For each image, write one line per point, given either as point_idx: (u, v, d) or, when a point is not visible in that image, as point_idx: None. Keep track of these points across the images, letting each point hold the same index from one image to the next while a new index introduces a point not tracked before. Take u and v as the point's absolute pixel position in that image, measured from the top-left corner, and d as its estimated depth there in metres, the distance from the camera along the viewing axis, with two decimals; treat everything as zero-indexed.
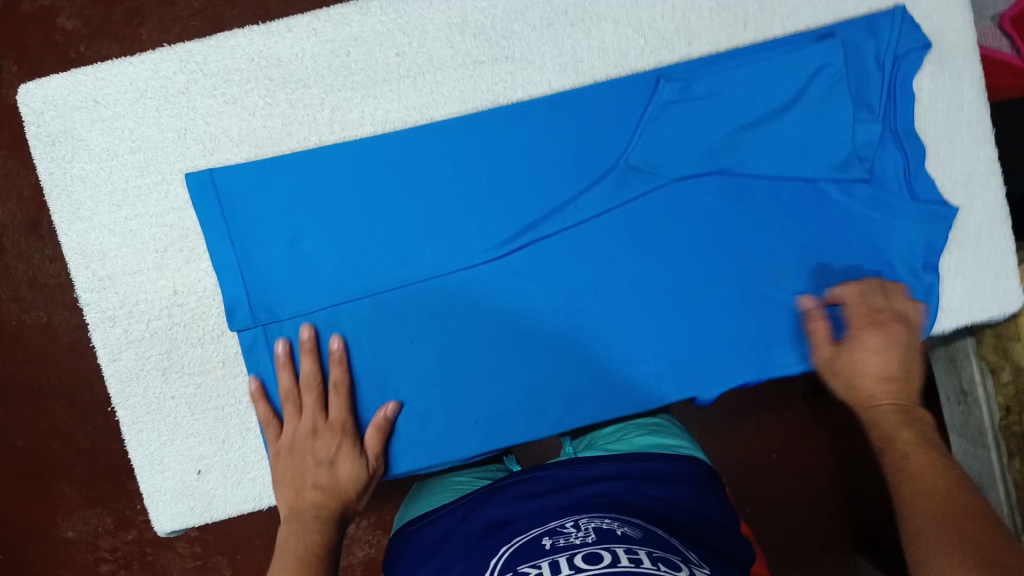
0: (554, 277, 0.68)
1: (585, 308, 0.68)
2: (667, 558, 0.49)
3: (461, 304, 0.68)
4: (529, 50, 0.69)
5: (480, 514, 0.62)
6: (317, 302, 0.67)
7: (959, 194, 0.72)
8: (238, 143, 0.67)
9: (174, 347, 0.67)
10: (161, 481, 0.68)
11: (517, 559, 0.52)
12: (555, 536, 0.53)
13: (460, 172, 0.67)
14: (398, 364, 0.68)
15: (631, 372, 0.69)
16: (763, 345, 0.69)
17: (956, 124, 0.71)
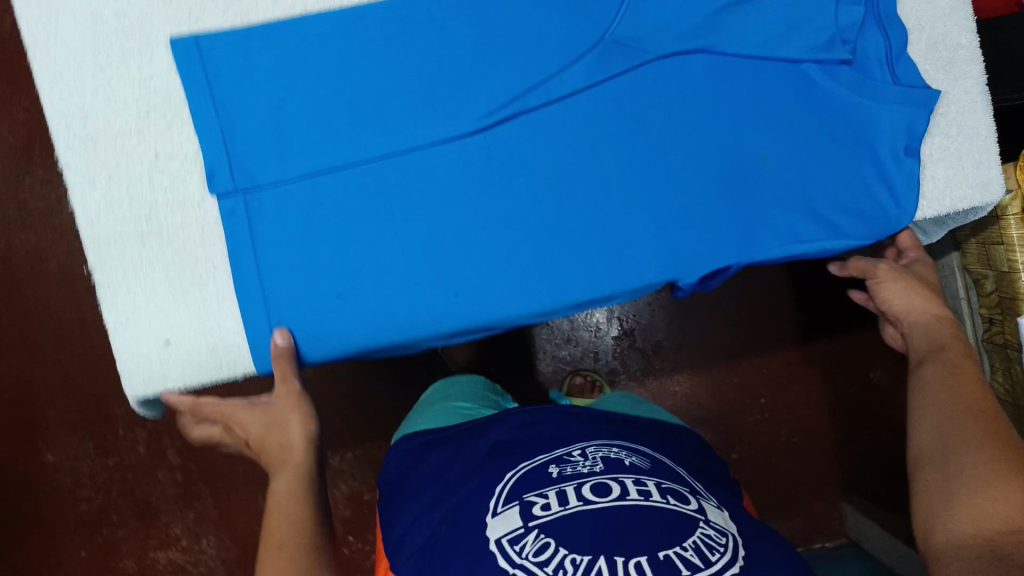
0: (537, 149, 0.70)
1: (569, 183, 0.70)
2: (673, 491, 0.59)
3: (447, 174, 0.69)
4: None
5: (492, 436, 0.72)
6: (297, 169, 0.67)
7: (942, 79, 0.74)
8: (224, 10, 0.67)
9: (153, 211, 0.67)
10: (135, 345, 0.69)
11: (525, 487, 0.60)
12: (563, 465, 0.63)
13: (447, 43, 0.69)
14: (382, 234, 0.68)
15: (616, 246, 0.70)
16: (745, 221, 0.72)
17: (938, 10, 0.74)
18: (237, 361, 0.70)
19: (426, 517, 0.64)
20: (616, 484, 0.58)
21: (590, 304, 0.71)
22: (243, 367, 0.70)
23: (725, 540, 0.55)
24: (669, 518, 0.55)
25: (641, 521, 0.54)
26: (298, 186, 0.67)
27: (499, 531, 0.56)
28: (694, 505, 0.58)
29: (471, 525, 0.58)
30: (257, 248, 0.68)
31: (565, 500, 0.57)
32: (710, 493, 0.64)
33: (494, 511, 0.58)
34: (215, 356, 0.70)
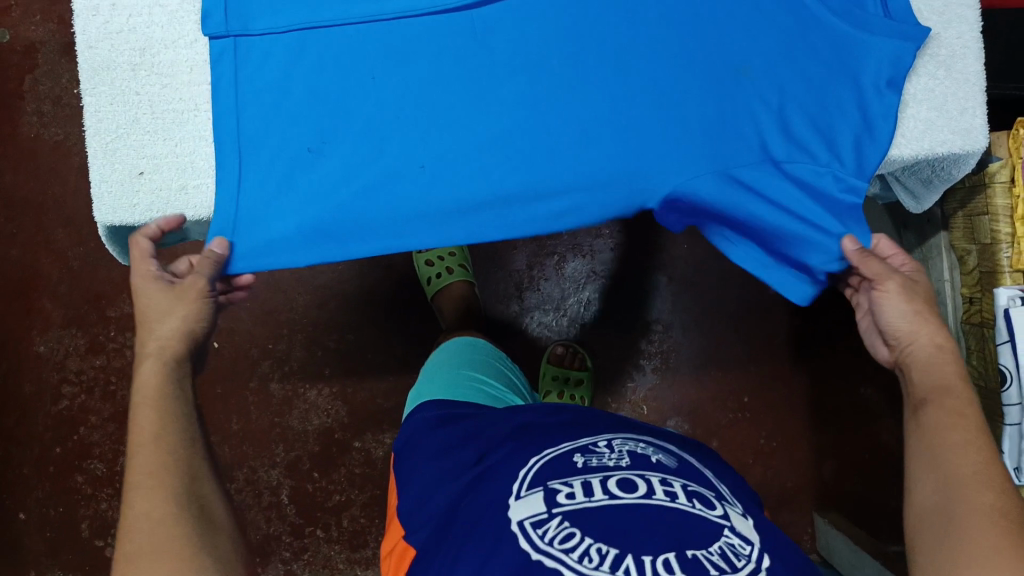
0: (524, 35, 0.73)
1: (552, 71, 0.73)
2: (699, 494, 0.58)
3: (437, 47, 0.72)
4: None
5: (511, 421, 0.75)
6: (291, 20, 0.70)
7: (935, 21, 0.76)
8: None
9: (148, 45, 0.71)
10: (110, 172, 0.71)
11: (549, 473, 0.61)
12: (589, 455, 0.63)
13: None
14: (369, 96, 0.72)
15: (592, 142, 0.73)
16: (724, 135, 0.72)
17: None
18: (203, 203, 0.73)
19: (442, 490, 0.67)
20: (643, 482, 0.58)
21: (559, 197, 0.73)
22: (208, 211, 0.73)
23: (749, 548, 0.53)
24: (689, 521, 0.54)
25: (652, 525, 0.53)
26: (289, 36, 0.70)
27: (523, 513, 0.55)
28: (720, 511, 0.57)
29: (493, 501, 0.59)
30: (241, 90, 0.70)
31: (591, 491, 0.56)
32: (736, 499, 0.63)
33: (517, 494, 0.58)
34: (183, 194, 0.72)
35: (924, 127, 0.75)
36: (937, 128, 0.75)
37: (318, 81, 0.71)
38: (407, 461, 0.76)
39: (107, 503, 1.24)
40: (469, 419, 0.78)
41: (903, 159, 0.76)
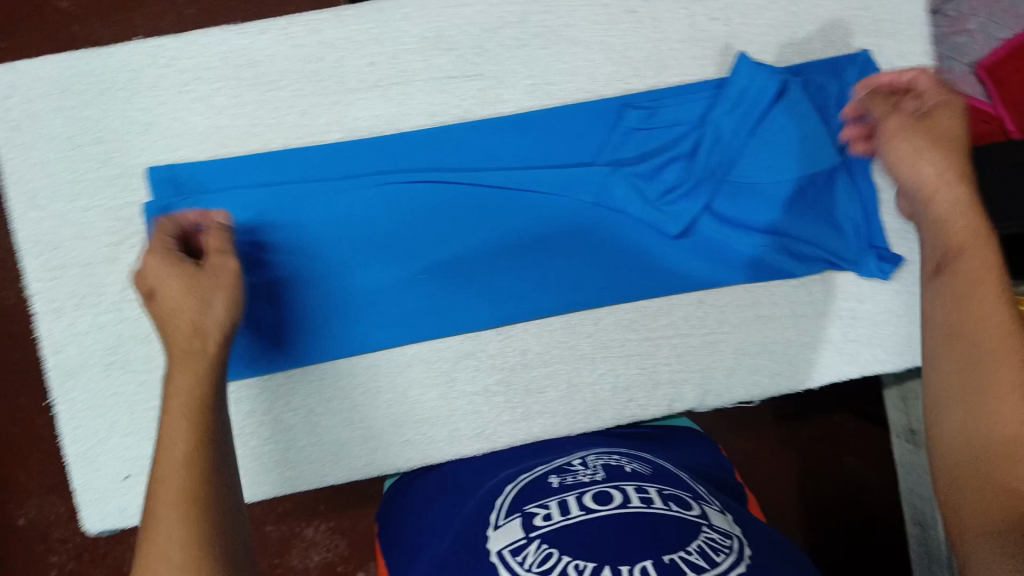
0: (507, 264, 0.71)
1: (546, 270, 0.71)
2: (677, 496, 0.57)
3: (415, 288, 0.70)
4: (501, 69, 0.68)
5: (496, 467, 0.67)
6: (265, 291, 0.68)
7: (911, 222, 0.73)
8: (202, 141, 0.67)
9: (119, 343, 0.68)
10: (95, 478, 0.69)
11: (526, 499, 0.59)
12: (563, 476, 0.62)
13: (414, 184, 0.69)
14: (341, 331, 0.70)
15: (601, 362, 0.73)
16: (739, 329, 0.73)
17: None
18: None
19: (455, 523, 0.60)
20: (619, 490, 0.56)
21: (589, 416, 0.73)
22: None
23: (728, 544, 0.52)
24: (667, 526, 0.52)
25: (624, 532, 0.51)
26: (259, 297, 0.68)
27: (502, 542, 0.54)
28: (696, 511, 0.55)
29: (475, 529, 0.57)
30: None
31: (567, 509, 0.55)
32: (713, 494, 0.62)
33: (497, 522, 0.56)
34: None
35: (825, 355, 0.74)
36: (867, 355, 0.74)
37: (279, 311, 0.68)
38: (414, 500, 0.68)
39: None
40: (434, 472, 0.70)
41: None
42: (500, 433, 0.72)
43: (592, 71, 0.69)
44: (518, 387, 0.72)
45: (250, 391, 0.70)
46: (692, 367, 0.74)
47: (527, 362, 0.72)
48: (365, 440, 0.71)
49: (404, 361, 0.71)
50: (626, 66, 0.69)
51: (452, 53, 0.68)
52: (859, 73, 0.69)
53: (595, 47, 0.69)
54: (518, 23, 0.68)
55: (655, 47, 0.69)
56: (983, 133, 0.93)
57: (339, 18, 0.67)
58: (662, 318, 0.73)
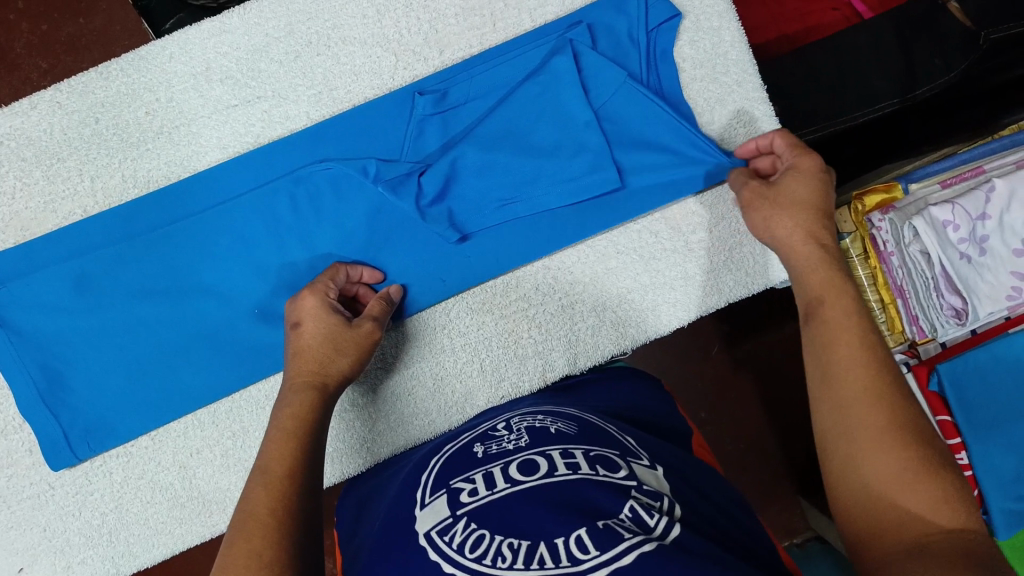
0: None
1: (385, 267, 0.69)
2: (605, 457, 0.51)
3: (249, 320, 0.68)
4: (280, 85, 0.68)
5: (411, 458, 0.63)
6: (102, 359, 0.67)
7: (740, 142, 0.70)
8: (3, 228, 0.67)
9: None
10: None
11: (449, 474, 0.54)
12: (488, 445, 0.57)
13: (223, 219, 0.67)
14: (184, 379, 0.68)
15: (459, 349, 0.70)
16: (595, 278, 0.70)
17: (723, 68, 0.70)
18: (94, 573, 0.67)
19: (383, 516, 0.54)
20: (544, 457, 0.51)
21: (462, 405, 0.69)
22: None
23: (659, 504, 0.47)
24: (592, 493, 0.47)
25: (545, 503, 0.46)
26: (96, 366, 0.67)
27: (430, 523, 0.48)
28: (626, 471, 0.50)
29: (397, 515, 0.51)
30: (66, 430, 0.66)
31: (493, 483, 0.50)
32: (641, 439, 0.56)
33: (421, 504, 0.51)
34: (70, 573, 0.67)
35: (689, 288, 0.71)
36: (729, 280, 0.70)
37: (122, 373, 0.67)
38: (348, 506, 0.61)
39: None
40: (367, 475, 0.65)
41: None
42: (379, 445, 0.69)
43: (373, 66, 0.68)
44: (386, 396, 0.69)
45: (116, 461, 0.67)
46: (556, 330, 0.70)
47: (385, 370, 0.69)
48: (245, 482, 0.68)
49: (262, 397, 0.68)
50: (406, 53, 0.69)
51: (226, 82, 0.67)
52: (640, 2, 0.68)
53: (371, 42, 0.68)
54: (284, 37, 0.68)
55: (430, 28, 0.69)
56: (836, 23, 0.85)
57: (105, 75, 0.67)
58: (512, 294, 0.70)
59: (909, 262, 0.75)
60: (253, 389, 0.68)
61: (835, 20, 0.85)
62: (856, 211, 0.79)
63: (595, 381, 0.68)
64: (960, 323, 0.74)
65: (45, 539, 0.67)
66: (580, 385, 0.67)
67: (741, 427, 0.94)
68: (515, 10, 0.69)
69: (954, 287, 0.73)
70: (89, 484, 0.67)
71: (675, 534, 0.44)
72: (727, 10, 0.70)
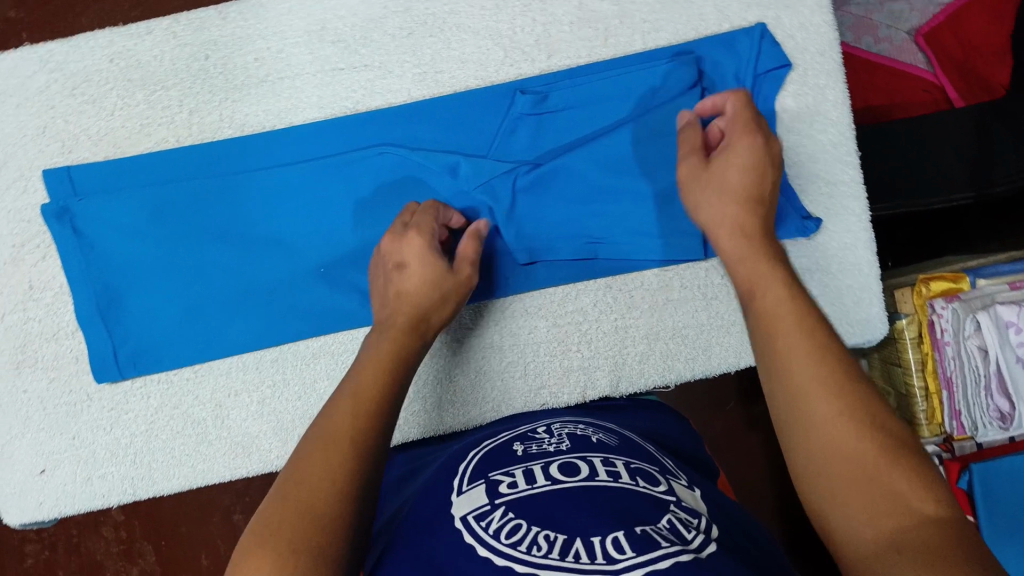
0: None
1: None
2: (646, 472, 0.52)
3: (311, 278, 0.69)
4: (388, 58, 0.69)
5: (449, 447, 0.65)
6: (163, 287, 0.68)
7: (823, 204, 0.70)
8: (96, 142, 0.68)
9: (28, 341, 0.68)
10: (11, 474, 0.68)
11: (488, 466, 0.55)
12: (529, 443, 0.58)
13: (307, 176, 0.68)
14: (236, 322, 0.69)
15: (506, 347, 0.70)
16: (652, 306, 0.71)
17: (820, 129, 0.70)
18: (111, 489, 0.68)
19: (414, 505, 0.54)
20: (585, 461, 0.52)
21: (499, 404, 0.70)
22: (117, 497, 0.68)
23: (697, 522, 0.48)
24: (631, 502, 0.48)
25: (587, 502, 0.47)
26: (156, 291, 0.68)
27: (467, 508, 0.49)
28: (666, 487, 0.51)
29: (436, 498, 0.52)
30: (116, 348, 0.68)
31: (532, 478, 0.51)
32: (679, 467, 0.56)
33: (458, 491, 0.52)
34: (89, 485, 0.68)
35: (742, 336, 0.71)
36: None
37: (179, 303, 0.69)
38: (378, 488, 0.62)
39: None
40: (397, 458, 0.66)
41: (875, 320, 0.70)
42: (408, 425, 0.69)
43: (482, 56, 0.69)
44: (427, 379, 0.70)
45: (156, 388, 0.69)
46: (606, 349, 0.70)
47: (432, 352, 0.70)
48: (275, 434, 0.69)
49: (309, 353, 0.69)
50: (516, 50, 0.69)
51: (337, 44, 0.69)
52: (755, 46, 0.69)
53: (483, 33, 0.69)
54: (401, 13, 0.69)
55: (543, 31, 0.69)
56: (925, 104, 0.85)
57: (223, 16, 0.68)
58: (569, 305, 0.70)
59: (963, 355, 0.75)
60: (302, 344, 0.69)
61: (926, 101, 0.85)
62: (918, 294, 0.77)
63: (632, 408, 0.68)
64: (1003, 427, 0.75)
65: (72, 447, 0.68)
66: (620, 411, 0.67)
67: (752, 484, 0.94)
68: (629, 31, 0.70)
69: (1005, 390, 0.74)
70: (126, 404, 0.69)
71: (710, 548, 0.45)
72: (836, 71, 0.70)
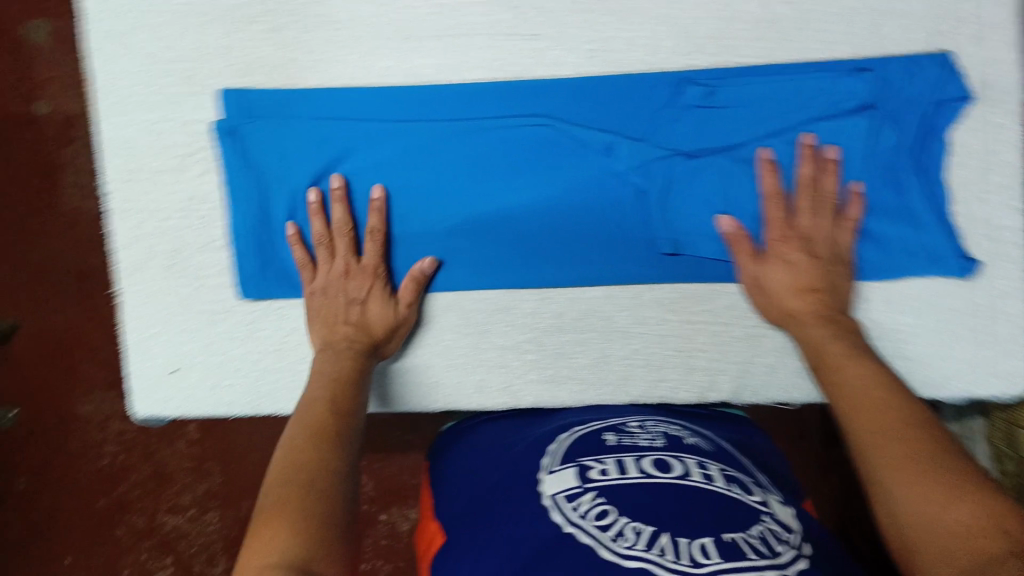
0: (551, 221, 0.71)
1: (592, 232, 0.70)
2: (740, 481, 0.53)
3: (456, 233, 0.71)
4: (563, 31, 0.69)
5: (540, 423, 0.70)
6: (312, 221, 0.71)
7: (978, 247, 0.68)
8: (270, 71, 0.70)
9: (180, 248, 0.72)
10: (146, 365, 0.74)
11: (580, 451, 0.58)
12: (621, 434, 0.61)
13: (466, 135, 0.70)
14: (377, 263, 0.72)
15: (632, 333, 0.73)
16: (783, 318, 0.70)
17: (989, 169, 0.68)
18: (236, 398, 0.73)
19: (501, 478, 0.59)
20: (678, 462, 0.54)
21: (613, 388, 0.74)
22: (239, 407, 0.73)
23: (790, 536, 0.47)
24: (720, 507, 0.49)
25: (672, 501, 0.49)
26: (305, 222, 0.71)
27: (557, 488, 0.53)
28: (760, 497, 0.52)
29: (523, 476, 0.57)
30: (261, 270, 0.71)
31: (625, 468, 0.54)
32: (777, 486, 0.57)
33: (549, 470, 0.56)
34: (216, 391, 0.73)
35: None
36: (919, 374, 0.68)
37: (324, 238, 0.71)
38: (465, 457, 0.67)
39: (148, 554, 1.23)
40: (489, 424, 0.72)
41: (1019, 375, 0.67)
42: (525, 392, 0.74)
43: (656, 42, 0.68)
44: (547, 350, 0.73)
45: (293, 312, 0.72)
46: (729, 354, 0.72)
47: (557, 327, 0.73)
48: (398, 376, 0.74)
49: (442, 307, 0.73)
50: (690, 41, 0.68)
51: (515, 9, 0.69)
52: (938, 73, 0.67)
53: (660, 19, 0.68)
54: None
55: (723, 25, 0.68)
56: None
57: None
58: (702, 304, 0.71)
59: None
60: (438, 296, 0.73)
61: None
62: None
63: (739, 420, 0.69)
64: None
65: (206, 354, 0.73)
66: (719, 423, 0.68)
67: (829, 507, 0.94)
68: (809, 38, 0.68)
69: None
70: (263, 322, 0.72)
71: (800, 567, 0.44)
72: (1017, 113, 0.68)
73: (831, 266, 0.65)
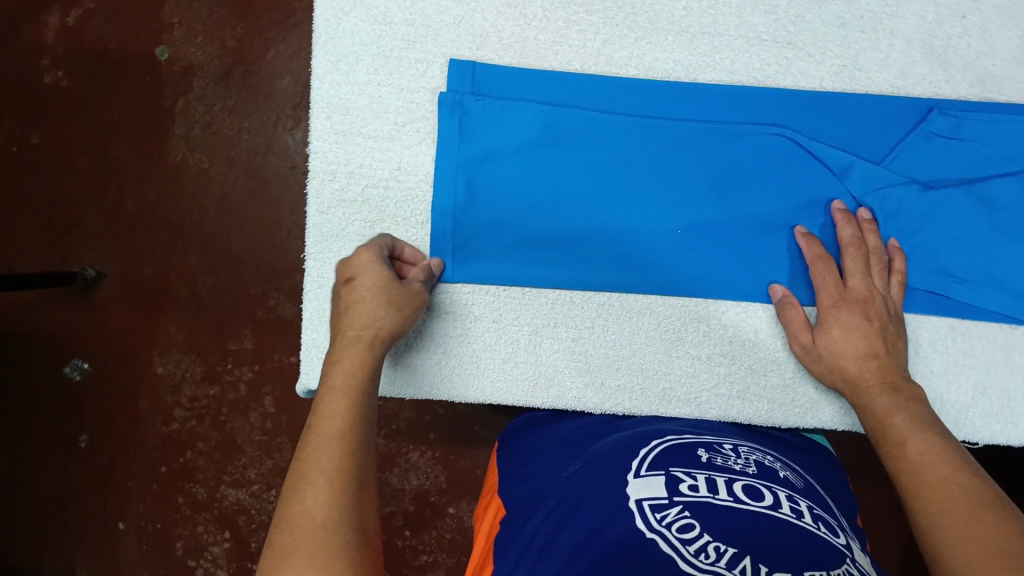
0: (770, 231, 0.68)
1: None
2: (827, 521, 0.47)
3: (664, 234, 0.68)
4: (812, 43, 0.68)
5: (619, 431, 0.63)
6: (517, 203, 0.68)
7: None
8: (504, 46, 0.69)
9: (378, 219, 0.68)
10: (323, 339, 0.68)
11: (672, 461, 0.53)
12: (713, 453, 0.55)
13: (694, 135, 0.68)
14: (577, 255, 0.68)
15: None
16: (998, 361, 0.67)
17: None
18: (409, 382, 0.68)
19: (576, 479, 0.53)
20: (770, 492, 0.48)
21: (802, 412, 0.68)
22: (411, 391, 0.68)
23: None
24: (805, 543, 0.43)
25: (749, 526, 0.43)
26: (511, 203, 0.68)
27: (643, 493, 0.47)
28: (844, 542, 0.45)
29: (610, 473, 0.51)
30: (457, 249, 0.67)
31: (716, 488, 0.48)
32: (853, 532, 0.51)
33: (636, 472, 0.50)
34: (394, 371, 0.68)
35: None
36: None
37: (527, 222, 0.68)
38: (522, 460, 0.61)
39: (204, 527, 1.04)
40: (563, 424, 0.66)
41: None
42: (711, 405, 0.68)
43: (905, 65, 0.68)
44: (742, 363, 0.69)
45: (482, 297, 0.68)
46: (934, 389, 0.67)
47: (757, 342, 0.69)
48: (579, 375, 0.69)
49: (635, 309, 0.69)
50: (941, 70, 0.68)
51: (768, 16, 0.69)
52: None
53: (914, 44, 0.68)
54: (839, 4, 0.69)
55: (975, 59, 0.68)
56: None
57: None
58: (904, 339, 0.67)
59: None
60: (636, 297, 0.68)
61: None
62: None
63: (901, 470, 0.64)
64: None
65: None
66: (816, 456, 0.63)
67: None
68: None
69: None
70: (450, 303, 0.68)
71: None
72: None
73: (890, 329, 0.63)
